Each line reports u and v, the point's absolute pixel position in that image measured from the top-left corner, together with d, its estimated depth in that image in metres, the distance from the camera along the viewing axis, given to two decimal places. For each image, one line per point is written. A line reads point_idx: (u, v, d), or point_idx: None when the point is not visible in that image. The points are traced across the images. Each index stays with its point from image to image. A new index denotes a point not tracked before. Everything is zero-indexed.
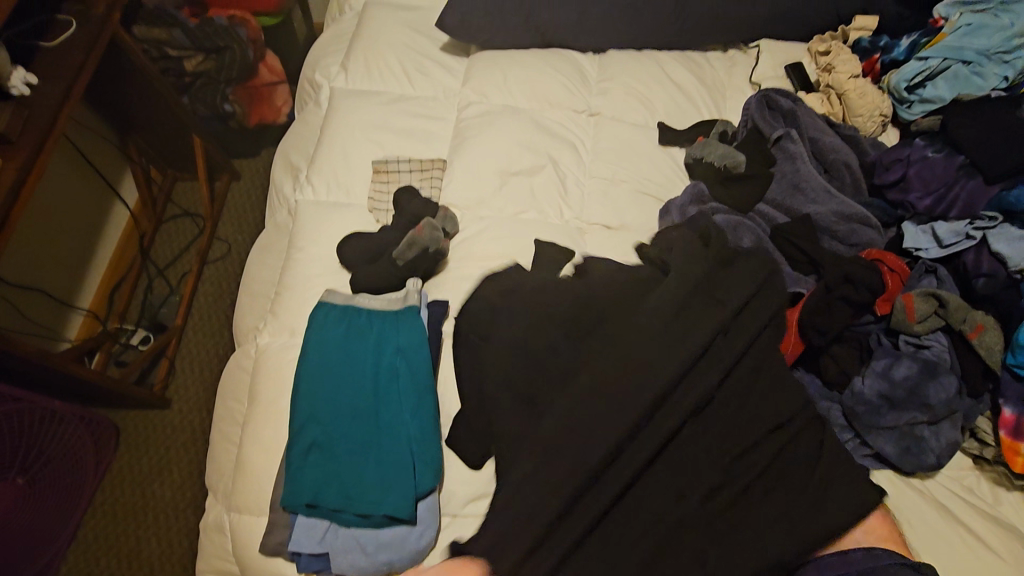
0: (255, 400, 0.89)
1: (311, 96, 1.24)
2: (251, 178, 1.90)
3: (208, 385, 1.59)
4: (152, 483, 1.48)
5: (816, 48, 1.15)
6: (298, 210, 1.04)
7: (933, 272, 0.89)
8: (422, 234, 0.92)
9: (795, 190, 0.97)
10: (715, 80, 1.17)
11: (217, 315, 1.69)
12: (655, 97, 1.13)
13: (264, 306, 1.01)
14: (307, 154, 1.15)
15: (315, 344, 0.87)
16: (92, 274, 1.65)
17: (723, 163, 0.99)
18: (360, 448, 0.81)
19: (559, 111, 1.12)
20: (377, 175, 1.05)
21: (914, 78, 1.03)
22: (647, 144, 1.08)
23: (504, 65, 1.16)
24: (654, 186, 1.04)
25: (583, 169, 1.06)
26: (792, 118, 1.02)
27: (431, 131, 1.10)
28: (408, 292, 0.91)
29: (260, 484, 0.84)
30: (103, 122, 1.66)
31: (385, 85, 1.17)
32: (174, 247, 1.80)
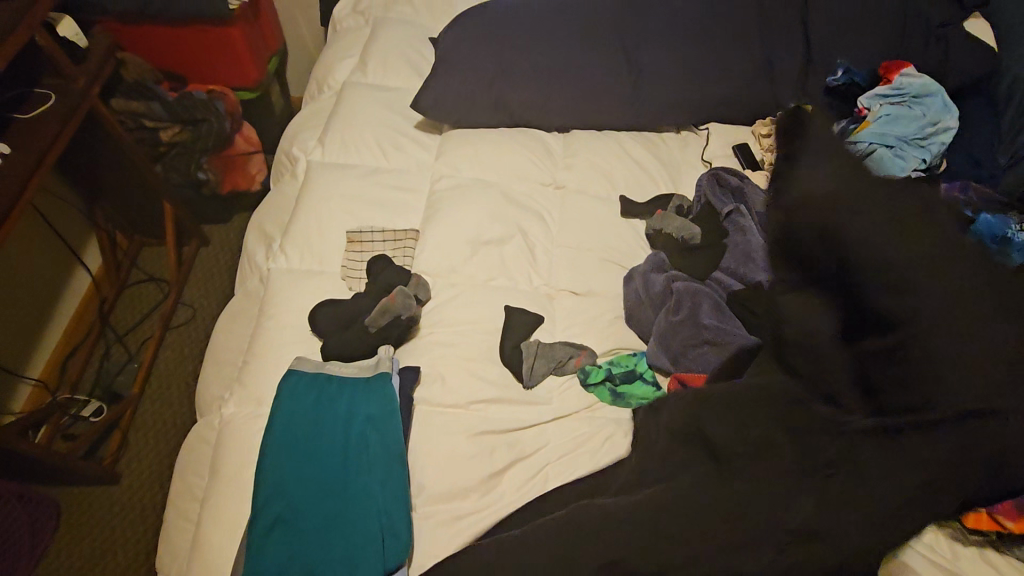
0: (217, 474, 0.86)
1: (288, 167, 1.29)
2: (221, 243, 1.90)
3: (162, 458, 1.51)
4: (97, 569, 1.36)
5: (759, 131, 1.27)
6: (271, 278, 1.05)
7: None
8: (395, 302, 0.94)
9: (747, 259, 1.00)
10: (670, 158, 1.26)
11: (176, 383, 1.63)
12: (616, 172, 1.21)
13: (231, 374, 1.00)
14: (281, 223, 1.17)
15: (285, 415, 0.86)
16: (46, 341, 1.59)
17: (681, 235, 1.06)
18: (326, 522, 0.78)
19: (527, 185, 1.18)
20: (351, 245, 1.08)
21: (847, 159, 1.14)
22: (610, 216, 1.14)
23: (475, 142, 1.24)
24: (618, 255, 1.09)
25: (550, 238, 1.11)
26: (740, 195, 1.10)
27: (404, 202, 1.15)
28: (379, 360, 0.92)
29: (217, 566, 0.80)
30: (72, 189, 1.66)
31: (361, 159, 1.22)
32: (136, 312, 1.75)
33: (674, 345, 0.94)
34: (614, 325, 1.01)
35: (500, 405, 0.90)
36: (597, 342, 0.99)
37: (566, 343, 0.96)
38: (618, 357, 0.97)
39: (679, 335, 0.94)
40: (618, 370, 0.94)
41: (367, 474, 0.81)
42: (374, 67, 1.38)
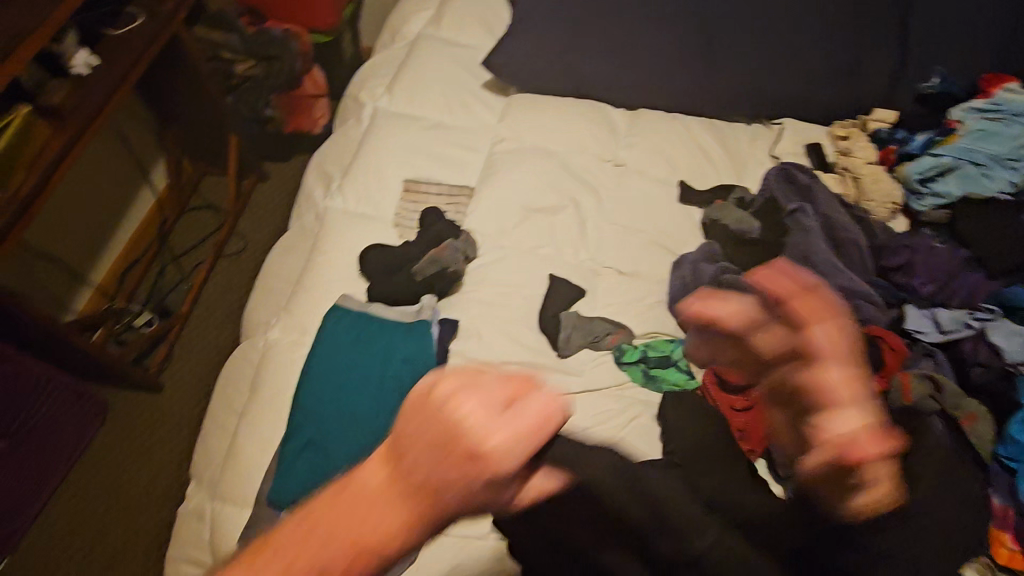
0: (257, 392, 0.91)
1: (353, 111, 1.31)
2: (278, 181, 1.95)
3: (202, 376, 1.60)
4: (133, 469, 1.46)
5: (835, 132, 1.21)
6: (327, 216, 1.08)
7: (931, 355, 0.90)
8: (444, 252, 0.98)
9: (804, 261, 0.98)
10: (738, 149, 1.22)
11: (223, 308, 1.71)
12: (679, 157, 1.18)
13: (279, 303, 1.04)
14: (342, 165, 1.19)
15: (327, 347, 0.89)
16: (110, 251, 1.69)
17: (737, 227, 1.03)
18: (352, 451, 0.81)
19: (586, 158, 1.17)
20: (407, 194, 1.10)
21: (927, 172, 1.07)
22: (667, 199, 1.12)
23: (540, 109, 1.22)
24: (669, 240, 1.07)
25: (602, 214, 1.10)
26: (808, 194, 1.06)
27: (463, 159, 1.15)
28: (421, 307, 0.95)
29: (249, 476, 0.85)
30: (148, 110, 1.73)
31: (425, 111, 1.23)
32: (192, 236, 1.83)
33: None
34: (655, 309, 1.00)
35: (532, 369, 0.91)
36: (636, 323, 0.98)
37: (605, 320, 0.96)
38: (656, 341, 0.95)
39: None
40: (653, 354, 0.93)
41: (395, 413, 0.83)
42: (450, 21, 1.38)
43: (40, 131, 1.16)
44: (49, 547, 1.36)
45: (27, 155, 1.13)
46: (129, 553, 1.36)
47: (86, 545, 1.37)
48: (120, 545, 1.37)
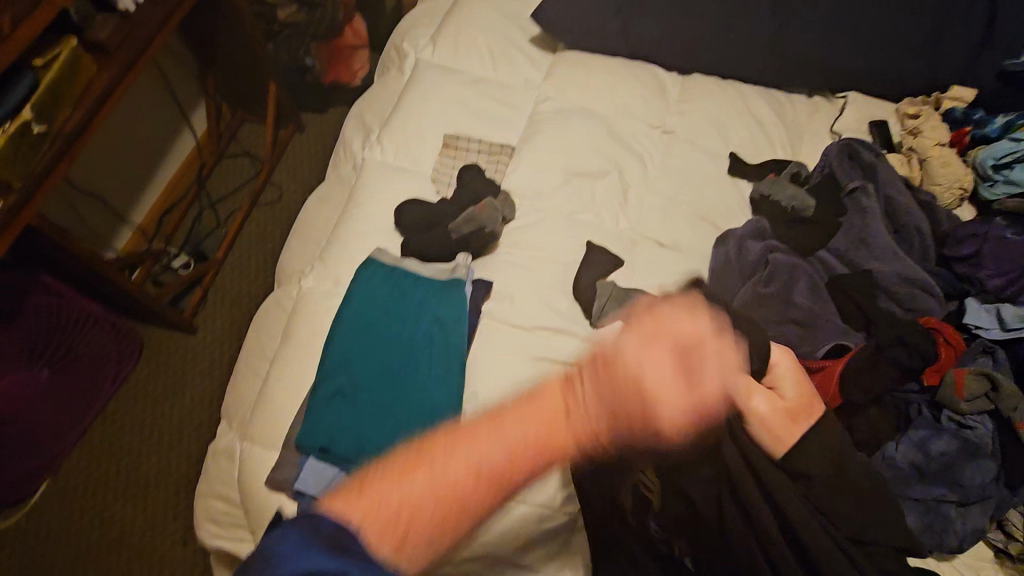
0: (289, 339, 0.91)
1: (395, 62, 1.27)
2: (315, 132, 1.93)
3: (234, 321, 1.63)
4: (166, 405, 1.51)
5: (906, 109, 1.13)
6: (364, 167, 1.06)
7: (990, 353, 0.84)
8: (482, 212, 0.95)
9: (860, 244, 0.93)
10: (795, 122, 1.16)
11: (257, 255, 1.73)
12: (732, 127, 1.12)
13: (313, 252, 1.04)
14: (382, 116, 1.17)
15: (361, 300, 0.88)
16: (150, 192, 1.71)
17: (791, 204, 0.97)
18: (383, 402, 0.82)
19: (633, 123, 1.12)
20: (446, 150, 1.07)
21: (1004, 157, 1.00)
22: (716, 171, 1.07)
23: (589, 68, 1.17)
24: (715, 214, 1.03)
25: (646, 183, 1.06)
26: (870, 174, 0.99)
27: (505, 116, 1.12)
28: (456, 266, 0.92)
29: (278, 420, 0.86)
30: (190, 52, 1.73)
31: (469, 65, 1.18)
32: (229, 182, 1.85)
33: (757, 318, 0.89)
34: (695, 284, 0.96)
35: (563, 336, 0.89)
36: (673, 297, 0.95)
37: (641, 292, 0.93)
38: None
39: (764, 307, 0.89)
40: None
41: (429, 370, 0.83)
42: None
43: (87, 67, 1.16)
44: (88, 471, 1.43)
45: (74, 91, 1.14)
46: (161, 483, 1.42)
47: (121, 472, 1.43)
48: (153, 475, 1.43)
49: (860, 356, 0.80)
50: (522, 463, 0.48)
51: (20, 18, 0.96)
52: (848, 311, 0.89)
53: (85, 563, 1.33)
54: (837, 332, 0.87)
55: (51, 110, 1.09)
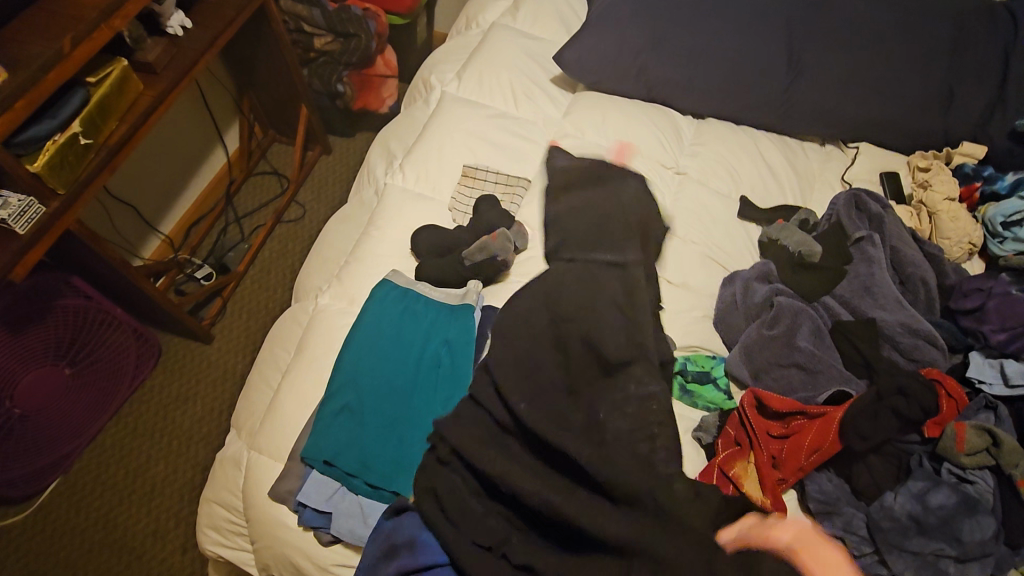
0: (301, 353, 0.95)
1: (421, 94, 1.33)
2: (341, 155, 2.01)
3: (250, 332, 1.67)
4: (179, 410, 1.55)
5: (917, 162, 1.15)
6: (385, 192, 1.11)
7: (993, 408, 0.83)
8: (495, 241, 0.96)
9: (865, 292, 0.95)
10: (806, 169, 1.18)
11: (276, 270, 1.78)
12: (743, 171, 1.15)
13: (331, 271, 1.07)
14: (405, 145, 1.22)
15: (372, 318, 0.91)
16: (181, 204, 1.79)
17: (797, 249, 0.99)
18: (387, 421, 0.84)
19: (647, 162, 1.15)
20: (464, 179, 1.11)
21: (1013, 215, 1.02)
22: (725, 213, 1.10)
23: (605, 108, 1.21)
24: (723, 255, 1.05)
25: (657, 220, 1.08)
26: (878, 223, 1.01)
27: (523, 150, 1.16)
28: (467, 291, 0.94)
29: (286, 432, 0.88)
30: (230, 75, 1.82)
31: (492, 101, 1.24)
32: (257, 198, 1.92)
33: (760, 360, 0.90)
34: (700, 322, 0.97)
35: None
36: (679, 333, 0.96)
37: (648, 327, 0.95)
38: (696, 355, 0.94)
39: (768, 350, 0.90)
40: (692, 368, 0.91)
41: (431, 390, 0.86)
42: (525, 14, 1.38)
43: (134, 85, 1.24)
44: (98, 471, 1.46)
45: (121, 107, 1.22)
46: (168, 488, 1.45)
47: (129, 475, 1.46)
48: (160, 480, 1.46)
49: (859, 403, 0.81)
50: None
51: (80, 39, 1.03)
52: (851, 358, 0.90)
53: (85, 562, 1.35)
54: (838, 379, 0.87)
55: (98, 123, 1.16)
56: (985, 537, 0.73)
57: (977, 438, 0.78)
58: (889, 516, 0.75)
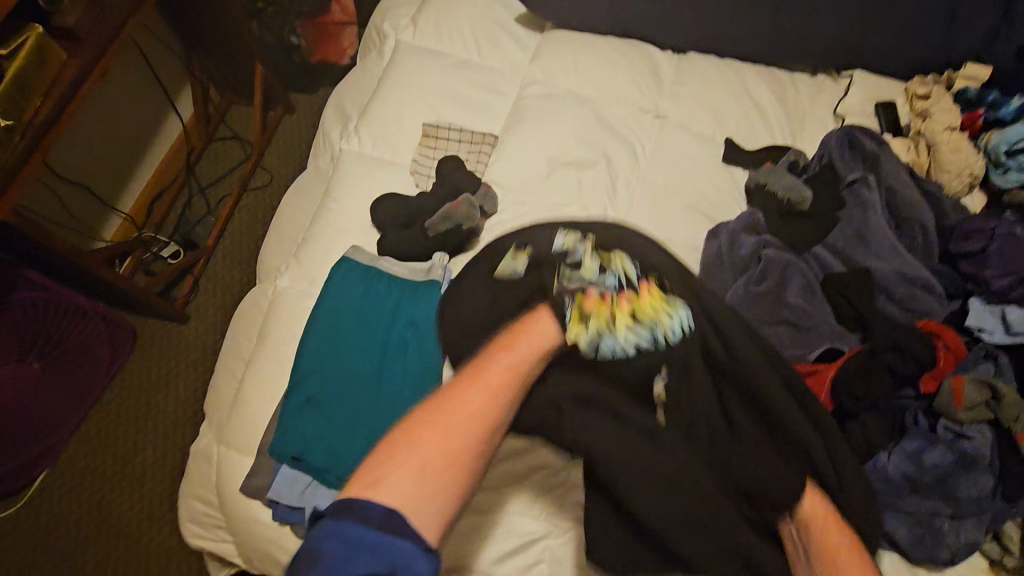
0: (264, 341, 0.89)
1: (375, 44, 1.21)
2: (305, 113, 1.88)
3: (226, 310, 1.62)
4: (161, 395, 1.51)
5: (915, 89, 1.07)
6: (341, 159, 1.02)
7: (993, 358, 0.80)
8: (458, 209, 0.90)
9: (858, 240, 0.89)
10: (797, 104, 1.09)
11: (246, 243, 1.70)
12: (728, 110, 1.06)
13: (290, 249, 1.00)
14: (360, 103, 1.12)
15: (329, 305, 0.85)
16: (138, 180, 1.68)
17: (786, 195, 0.92)
18: (356, 411, 0.79)
19: (625, 108, 1.06)
20: (425, 139, 1.02)
21: (1019, 142, 0.94)
22: (710, 158, 1.02)
23: (577, 48, 1.10)
24: (707, 206, 0.98)
25: (636, 172, 1.00)
26: (872, 162, 0.94)
27: (488, 102, 1.06)
28: (432, 266, 0.90)
29: (254, 425, 0.84)
30: (171, 33, 1.66)
31: (452, 47, 1.12)
32: (219, 167, 1.81)
33: (747, 319, 0.85)
34: None
35: None
36: None
37: None
38: None
39: (756, 308, 0.85)
40: None
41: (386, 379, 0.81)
42: None
43: (56, 54, 1.11)
44: (85, 462, 1.44)
45: (43, 82, 1.10)
46: (158, 473, 1.43)
47: (117, 463, 1.44)
48: (149, 465, 1.44)
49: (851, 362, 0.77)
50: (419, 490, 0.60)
51: None
52: (843, 311, 0.85)
53: (84, 550, 1.35)
54: (829, 334, 0.83)
55: (19, 102, 1.06)
56: (982, 493, 0.71)
57: (976, 393, 0.74)
58: (882, 477, 0.73)
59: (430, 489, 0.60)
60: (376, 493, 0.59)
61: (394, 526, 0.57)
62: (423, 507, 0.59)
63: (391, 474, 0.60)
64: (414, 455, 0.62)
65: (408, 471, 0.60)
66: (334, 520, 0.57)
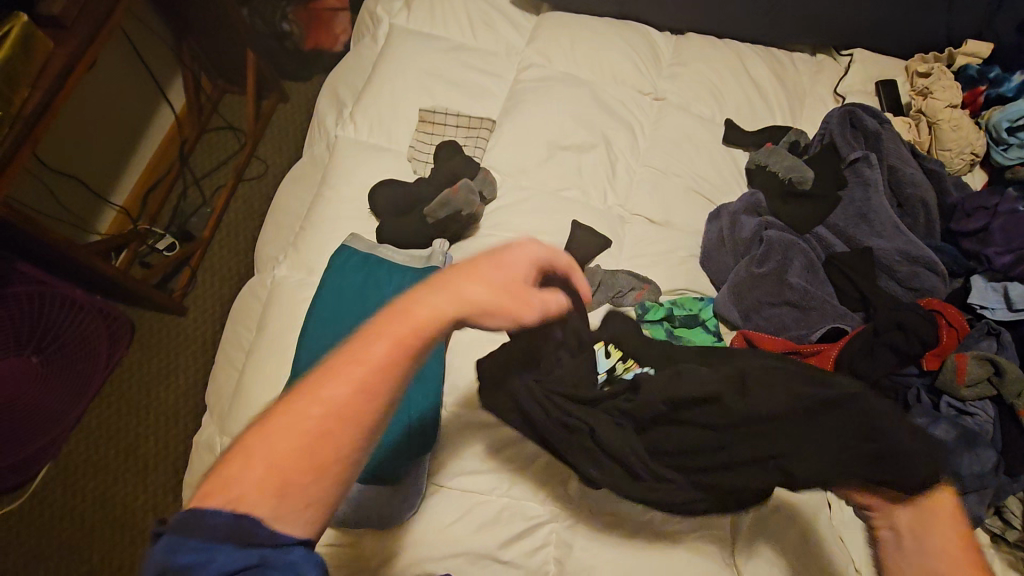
0: (264, 331, 0.89)
1: (369, 29, 1.19)
2: (298, 102, 1.86)
3: (224, 302, 1.61)
4: (161, 387, 1.51)
5: (915, 68, 1.06)
6: (337, 146, 1.01)
7: (996, 334, 0.80)
8: (457, 195, 0.88)
9: (860, 220, 0.88)
10: (797, 84, 1.08)
11: (242, 234, 1.69)
12: (728, 90, 1.05)
13: (288, 238, 0.99)
14: (355, 89, 1.10)
15: (330, 293, 0.84)
16: (131, 171, 1.66)
17: (788, 175, 0.92)
18: None
19: (623, 89, 1.04)
20: (422, 125, 1.01)
21: (1020, 120, 0.94)
22: (710, 140, 1.01)
23: (574, 29, 1.09)
24: (708, 188, 0.97)
25: (635, 155, 0.99)
26: (874, 141, 0.93)
27: (485, 86, 1.05)
28: (433, 252, 0.88)
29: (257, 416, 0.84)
30: (160, 21, 1.64)
31: (447, 30, 1.11)
32: (212, 158, 1.79)
33: (749, 300, 0.84)
34: (686, 263, 0.91)
35: None
36: (663, 278, 0.90)
37: (628, 274, 0.86)
38: (683, 298, 0.87)
39: (758, 289, 0.84)
40: (679, 312, 0.84)
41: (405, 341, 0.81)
42: None
43: (43, 43, 1.09)
44: (86, 455, 1.44)
45: (30, 73, 1.08)
46: (161, 464, 1.44)
47: (119, 455, 1.44)
48: (151, 457, 1.45)
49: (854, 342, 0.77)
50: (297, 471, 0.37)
51: None
52: (845, 291, 0.85)
53: (90, 540, 1.36)
54: (832, 315, 0.82)
55: (7, 92, 1.04)
56: (987, 470, 0.71)
57: (982, 369, 0.75)
58: None
59: (318, 465, 0.37)
60: (238, 484, 0.36)
61: (247, 536, 0.35)
62: (274, 511, 0.37)
63: (258, 459, 0.37)
64: (314, 429, 0.38)
65: (278, 452, 0.37)
66: (186, 510, 0.36)
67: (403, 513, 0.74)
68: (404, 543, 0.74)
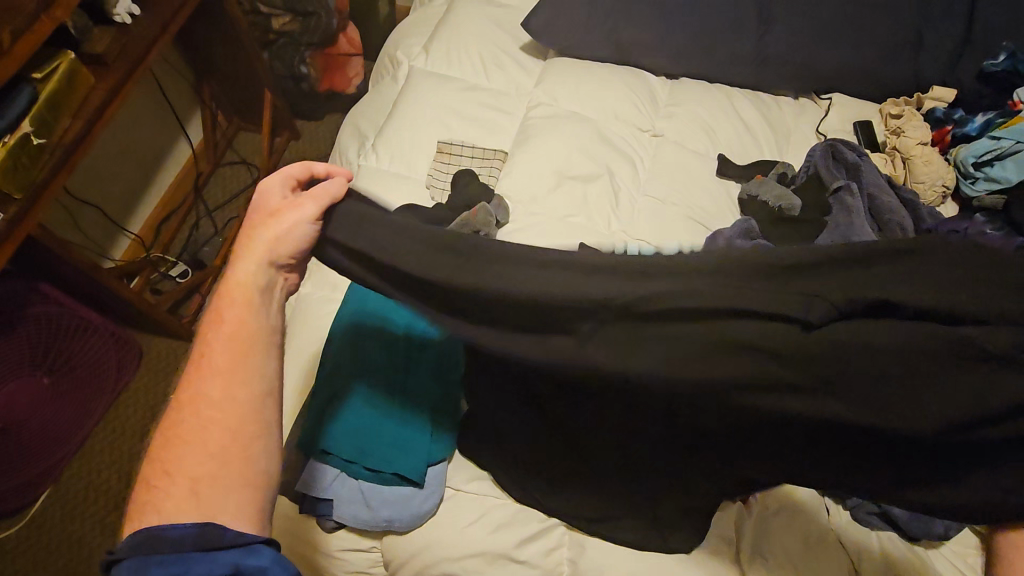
0: (289, 343, 0.93)
1: (389, 71, 1.29)
2: (311, 139, 1.95)
3: None
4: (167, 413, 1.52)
5: (888, 110, 1.16)
6: (360, 174, 1.09)
7: None
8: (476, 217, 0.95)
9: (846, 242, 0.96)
10: (782, 124, 1.18)
11: None
12: (720, 129, 1.14)
13: None
14: (376, 124, 1.19)
15: (358, 301, 0.86)
16: (148, 201, 1.73)
17: (777, 204, 1.01)
18: (384, 405, 0.79)
19: (623, 127, 1.14)
20: (440, 156, 1.08)
21: (983, 156, 1.04)
22: (705, 173, 1.09)
23: (579, 74, 1.19)
24: (704, 216, 1.05)
25: (637, 185, 1.08)
26: (855, 172, 1.03)
27: (498, 122, 1.14)
28: None
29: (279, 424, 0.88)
30: (185, 63, 1.74)
31: (461, 72, 1.20)
32: (226, 191, 1.86)
33: None
34: None
35: None
36: None
37: None
38: None
39: None
40: None
41: (375, 357, 0.81)
42: None
43: (85, 79, 1.17)
44: (88, 479, 1.43)
45: (72, 103, 1.15)
46: None
47: (122, 481, 1.44)
48: None
49: None
50: (233, 438, 0.58)
51: (18, 31, 0.94)
52: None
53: (85, 570, 1.33)
54: None
55: (50, 122, 1.10)
56: None
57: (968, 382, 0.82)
58: None
59: (244, 439, 0.58)
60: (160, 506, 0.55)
61: (213, 533, 0.53)
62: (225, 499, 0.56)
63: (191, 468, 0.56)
64: (214, 431, 0.57)
65: (202, 462, 0.56)
66: (150, 533, 0.53)
67: (415, 518, 0.77)
68: (424, 546, 0.78)
